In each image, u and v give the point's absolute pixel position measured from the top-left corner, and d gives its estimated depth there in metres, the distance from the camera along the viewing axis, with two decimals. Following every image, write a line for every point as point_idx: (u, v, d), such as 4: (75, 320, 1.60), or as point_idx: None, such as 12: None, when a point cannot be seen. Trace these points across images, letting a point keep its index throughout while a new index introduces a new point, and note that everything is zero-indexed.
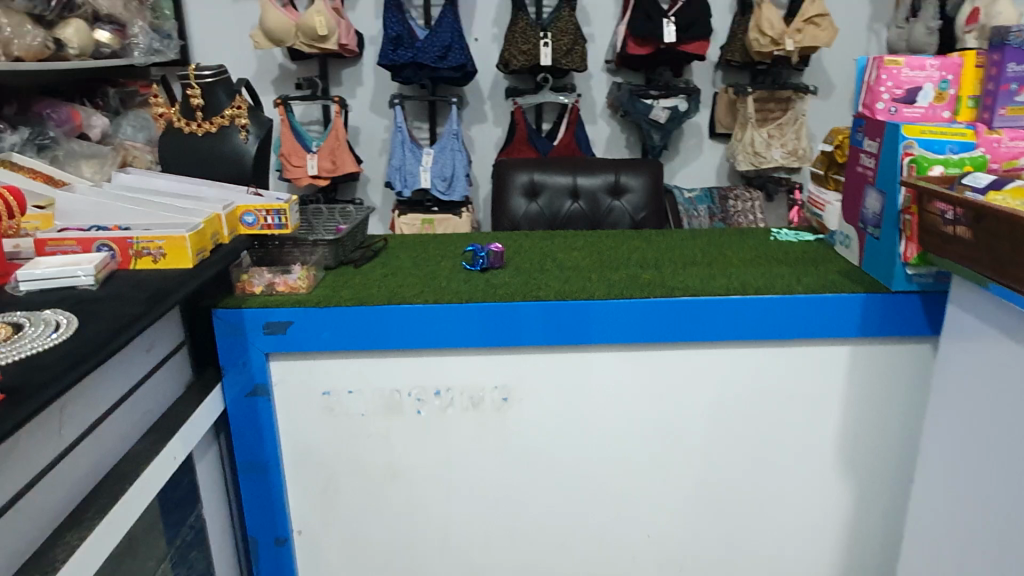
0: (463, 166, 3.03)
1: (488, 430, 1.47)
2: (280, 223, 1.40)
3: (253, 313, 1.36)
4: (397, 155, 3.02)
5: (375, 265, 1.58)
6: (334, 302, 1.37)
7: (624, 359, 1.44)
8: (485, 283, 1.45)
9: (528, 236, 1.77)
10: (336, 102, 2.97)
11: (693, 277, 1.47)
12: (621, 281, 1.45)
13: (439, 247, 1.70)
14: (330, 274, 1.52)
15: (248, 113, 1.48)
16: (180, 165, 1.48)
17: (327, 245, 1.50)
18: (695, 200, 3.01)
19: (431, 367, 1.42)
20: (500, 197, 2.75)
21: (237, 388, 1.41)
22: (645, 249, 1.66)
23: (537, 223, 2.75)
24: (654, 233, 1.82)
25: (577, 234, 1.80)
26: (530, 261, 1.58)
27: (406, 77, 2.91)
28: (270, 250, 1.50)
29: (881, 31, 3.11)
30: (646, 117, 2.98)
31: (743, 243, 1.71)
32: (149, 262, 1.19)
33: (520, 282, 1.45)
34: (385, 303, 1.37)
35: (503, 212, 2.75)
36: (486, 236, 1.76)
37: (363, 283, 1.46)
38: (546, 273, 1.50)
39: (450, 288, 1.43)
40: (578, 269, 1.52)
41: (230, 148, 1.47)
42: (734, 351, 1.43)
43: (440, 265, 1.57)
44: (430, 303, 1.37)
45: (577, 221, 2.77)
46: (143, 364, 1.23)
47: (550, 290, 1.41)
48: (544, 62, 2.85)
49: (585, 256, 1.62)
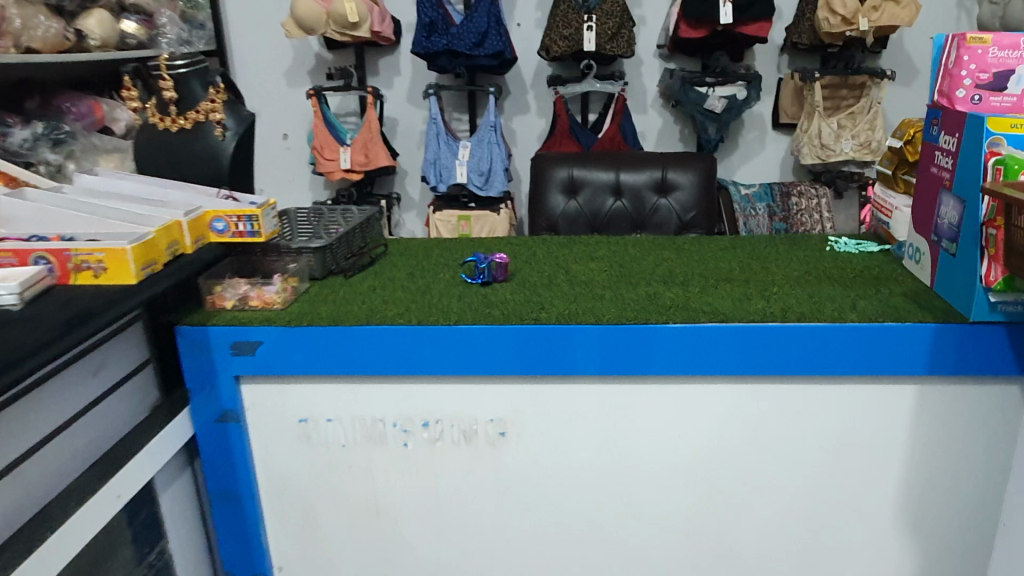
0: (501, 160, 2.84)
1: (482, 468, 1.29)
2: (252, 229, 1.25)
3: (219, 331, 1.22)
4: (431, 148, 2.85)
5: (366, 276, 1.42)
6: (307, 321, 1.21)
7: (639, 394, 1.23)
8: (481, 300, 1.27)
9: (542, 245, 1.58)
10: (370, 93, 2.84)
11: (725, 298, 1.25)
12: (638, 302, 1.24)
13: (443, 255, 1.53)
14: (316, 285, 1.37)
15: (224, 106, 1.34)
16: (156, 165, 1.36)
17: (312, 253, 1.35)
18: (753, 197, 2.73)
19: (418, 396, 1.25)
20: (537, 194, 2.56)
21: (206, 413, 1.28)
22: (675, 262, 1.45)
23: (576, 223, 2.55)
24: (688, 240, 1.60)
25: (599, 240, 1.60)
26: (538, 275, 1.39)
27: (441, 66, 2.74)
28: (250, 259, 1.37)
29: (972, 7, 2.75)
30: (701, 107, 2.73)
31: (793, 255, 1.47)
32: (90, 277, 1.06)
33: (522, 300, 1.26)
34: (363, 324, 1.20)
35: (540, 211, 2.55)
36: (498, 245, 1.59)
37: (345, 298, 1.30)
38: (552, 290, 1.31)
39: (438, 305, 1.25)
40: (589, 285, 1.33)
41: (205, 146, 1.33)
42: (771, 387, 1.21)
43: (437, 278, 1.39)
44: (413, 323, 1.20)
45: (620, 221, 2.56)
46: (88, 389, 1.11)
47: (552, 310, 1.22)
48: (588, 48, 2.63)
49: (603, 268, 1.42)
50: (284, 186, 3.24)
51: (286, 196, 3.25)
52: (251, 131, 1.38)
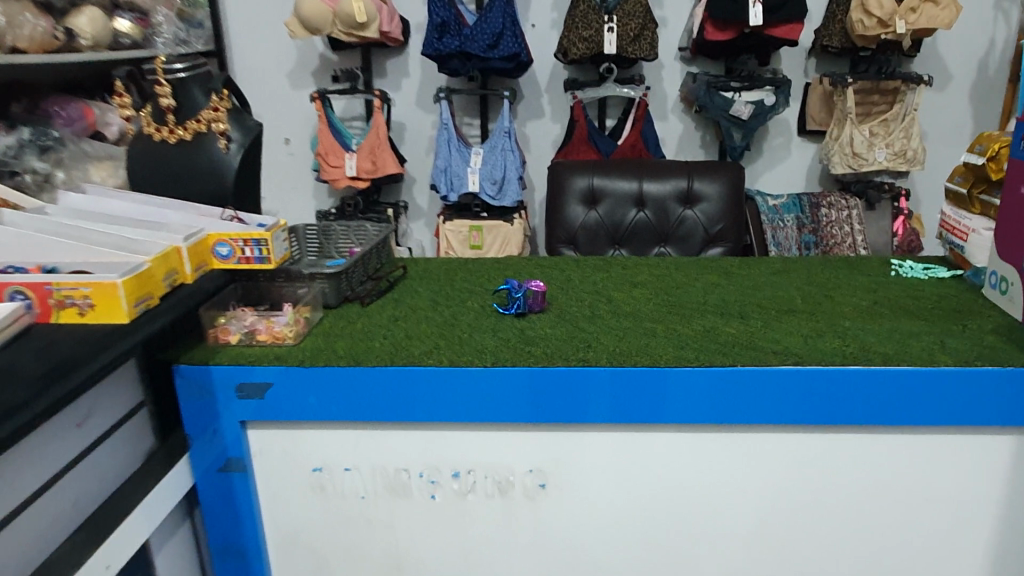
0: (515, 168, 2.69)
1: (518, 523, 1.15)
2: (259, 253, 1.11)
3: (223, 372, 1.07)
4: (442, 155, 2.70)
5: (385, 304, 1.28)
6: (323, 360, 1.07)
7: (698, 443, 1.09)
8: (518, 335, 1.13)
9: (576, 268, 1.44)
10: (377, 97, 2.70)
11: (794, 335, 1.11)
12: (697, 339, 1.10)
13: (469, 279, 1.39)
14: (331, 317, 1.22)
15: (228, 116, 1.19)
16: (151, 180, 1.21)
17: (325, 279, 1.21)
18: (781, 208, 2.59)
19: (449, 444, 1.11)
20: (556, 205, 2.42)
21: (207, 460, 1.13)
22: (727, 289, 1.31)
23: (597, 235, 2.41)
24: (736, 262, 1.46)
25: (639, 262, 1.46)
26: (577, 305, 1.25)
27: (453, 69, 2.59)
28: (257, 285, 1.23)
29: (1011, 9, 2.62)
30: (726, 113, 2.59)
31: (856, 279, 1.34)
32: (74, 315, 0.92)
33: (565, 336, 1.12)
34: (387, 365, 1.06)
35: (559, 223, 2.41)
36: (528, 268, 1.45)
37: (365, 331, 1.15)
38: (596, 323, 1.17)
39: (470, 341, 1.11)
40: (635, 317, 1.19)
41: (207, 160, 1.19)
42: (847, 437, 1.07)
43: (465, 306, 1.25)
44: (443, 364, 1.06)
45: (642, 234, 2.42)
46: (73, 443, 0.96)
47: (600, 349, 1.07)
48: (608, 50, 2.48)
49: (648, 296, 1.28)
50: (286, 192, 3.09)
51: (288, 204, 3.11)
52: (258, 143, 1.23)
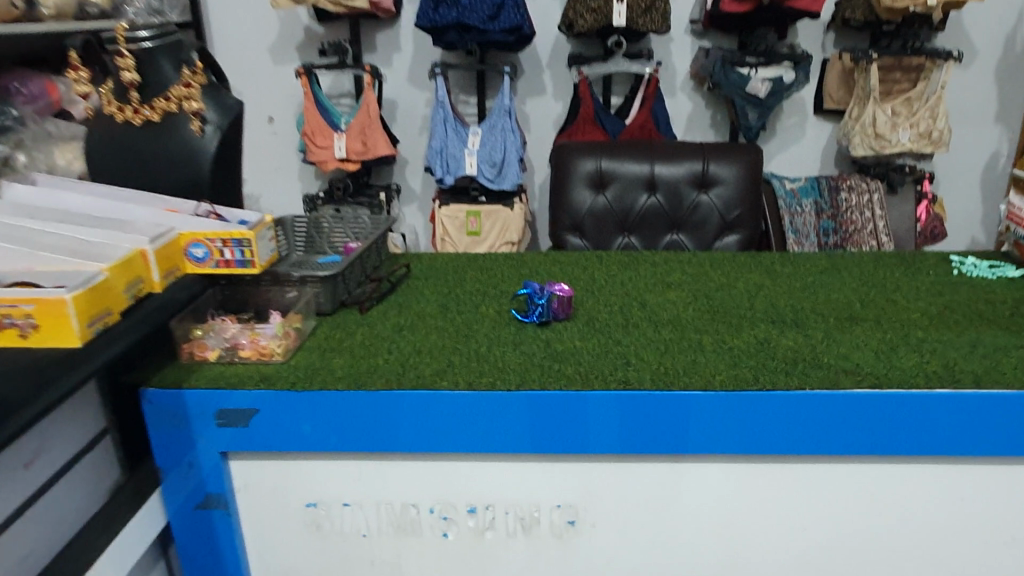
0: (515, 149, 2.52)
1: (543, 564, 1.01)
2: (240, 255, 0.94)
3: (199, 396, 0.91)
4: (437, 135, 2.52)
5: (388, 310, 1.12)
6: (318, 383, 0.91)
7: (753, 475, 0.95)
8: (544, 349, 0.98)
9: (599, 266, 1.28)
10: (367, 72, 2.51)
11: (862, 351, 0.96)
12: (752, 353, 0.96)
13: (479, 279, 1.23)
14: (325, 327, 1.06)
15: (203, 93, 1.02)
16: (112, 169, 1.03)
17: (321, 282, 1.06)
18: (799, 192, 2.44)
19: (465, 478, 0.96)
20: (559, 190, 2.17)
21: (182, 496, 0.97)
22: (774, 292, 1.16)
23: (605, 223, 2.16)
24: (776, 257, 1.31)
25: (668, 259, 1.31)
26: (606, 311, 1.10)
27: (449, 42, 2.40)
28: (241, 289, 1.08)
29: None
30: (742, 90, 2.40)
31: (914, 280, 1.20)
32: (15, 338, 0.75)
33: (599, 351, 0.97)
34: (396, 388, 0.91)
35: (562, 210, 2.16)
36: (548, 265, 1.30)
37: (368, 343, 1.01)
38: (633, 334, 1.02)
39: (491, 358, 0.96)
40: (677, 325, 1.04)
41: (179, 145, 1.02)
42: (924, 468, 0.94)
43: (480, 312, 1.10)
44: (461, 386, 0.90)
45: (653, 221, 2.17)
46: (18, 489, 0.80)
47: (644, 367, 0.93)
48: (618, 23, 2.29)
49: (686, 301, 1.13)
50: (271, 175, 2.90)
51: (273, 187, 2.92)
52: (236, 125, 1.06)
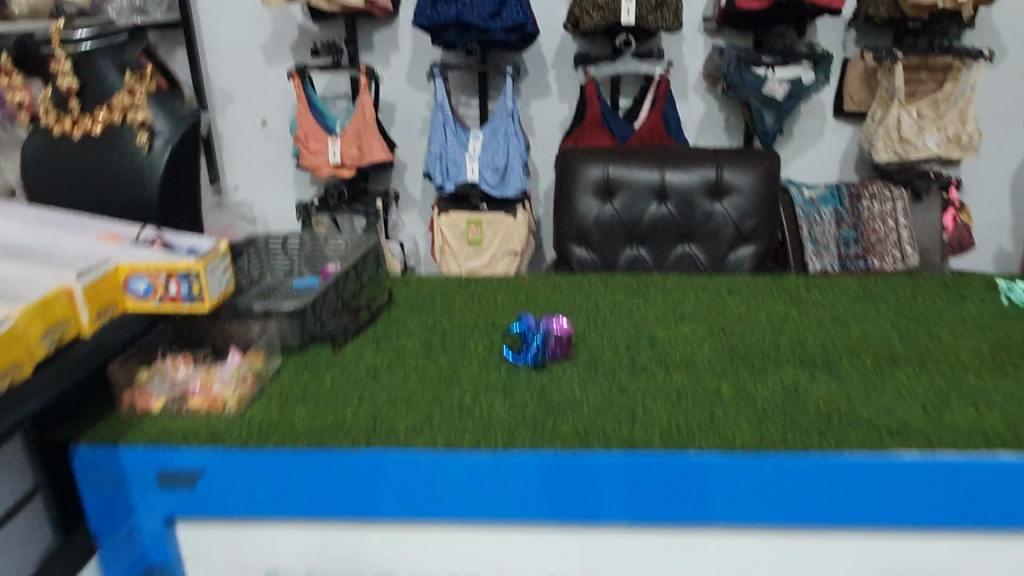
0: (518, 154, 2.34)
1: None
2: (187, 290, 0.82)
3: (138, 456, 0.78)
4: (436, 140, 2.34)
5: (364, 346, 1.00)
6: (275, 441, 0.78)
7: (786, 552, 0.80)
8: (538, 401, 0.85)
9: (604, 293, 1.15)
10: (363, 74, 2.38)
11: (908, 403, 0.83)
12: (781, 408, 0.82)
13: (469, 308, 1.11)
14: (289, 370, 0.93)
15: (151, 101, 0.89)
16: (53, 189, 0.91)
17: (287, 316, 0.95)
18: (818, 200, 2.24)
19: (446, 549, 0.82)
20: (565, 198, 1.93)
21: (123, 565, 0.85)
22: (800, 326, 1.02)
23: (612, 233, 1.93)
24: (802, 282, 1.18)
25: (679, 283, 1.17)
26: (610, 350, 0.96)
27: (449, 42, 2.24)
28: (199, 324, 0.96)
29: None
30: (758, 92, 2.21)
31: (960, 311, 1.06)
32: None
33: (602, 404, 0.84)
34: (361, 449, 0.77)
35: (567, 218, 1.92)
36: (546, 290, 1.18)
37: (338, 389, 0.89)
38: (640, 380, 0.88)
39: (476, 413, 0.83)
40: (691, 368, 0.91)
41: (124, 160, 0.89)
42: (990, 544, 0.78)
43: (467, 349, 0.98)
44: (439, 450, 0.77)
45: (664, 232, 1.93)
46: None
47: (653, 425, 0.79)
48: (626, 21, 2.11)
49: (701, 335, 1.00)
50: (264, 179, 2.74)
51: (266, 191, 2.75)
52: (189, 139, 0.92)
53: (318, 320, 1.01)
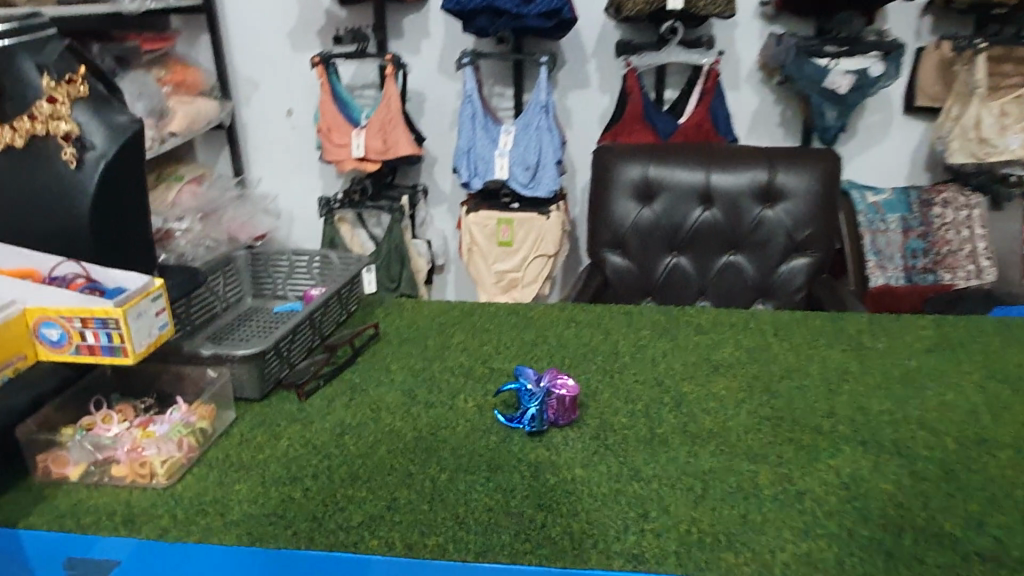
0: (554, 150, 1.80)
1: None
2: (106, 338, 0.68)
3: (40, 545, 0.65)
4: (462, 133, 1.82)
5: (337, 396, 0.85)
6: (198, 537, 0.64)
7: None
8: (531, 484, 0.69)
9: (627, 333, 0.97)
10: (387, 62, 1.79)
11: (1005, 512, 0.64)
12: (836, 509, 0.64)
13: (468, 347, 0.95)
14: (243, 427, 0.79)
15: (79, 108, 0.74)
16: None
17: (246, 361, 0.82)
18: (883, 206, 1.85)
19: None
20: (597, 199, 1.61)
21: None
22: (864, 389, 0.83)
23: (651, 239, 1.60)
24: (864, 321, 0.99)
25: (717, 322, 1.00)
26: (626, 414, 0.79)
27: (479, 29, 1.84)
28: (144, 368, 0.82)
29: None
30: (820, 86, 1.81)
31: None
32: None
33: (608, 494, 0.67)
34: (301, 548, 0.62)
35: (599, 221, 1.61)
36: (561, 326, 1.00)
37: (295, 454, 0.75)
38: (660, 461, 0.71)
39: (450, 499, 0.67)
40: (726, 444, 0.74)
41: (50, 179, 0.75)
42: None
43: (456, 408, 0.82)
44: (396, 553, 0.61)
45: (708, 239, 1.60)
46: None
47: (669, 528, 0.62)
48: (674, 6, 1.77)
49: (738, 397, 0.82)
50: (284, 178, 2.13)
51: (284, 195, 2.15)
52: (127, 156, 0.77)
53: (286, 363, 0.87)
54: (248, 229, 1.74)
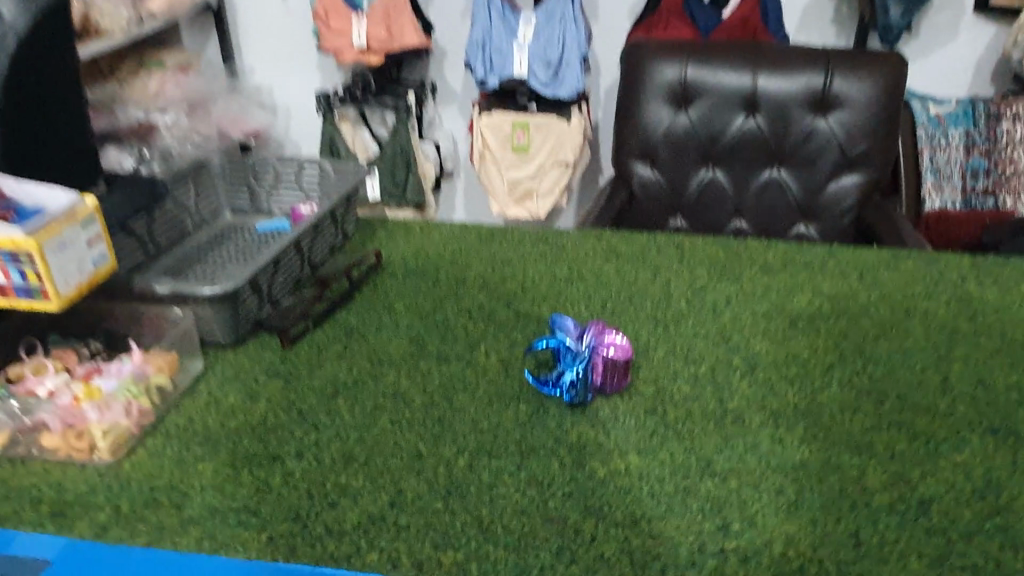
0: (581, 45, 1.51)
1: None
2: (19, 277, 0.52)
3: None
4: (476, 22, 1.52)
5: (330, 342, 0.69)
6: (147, 542, 0.49)
7: None
8: (574, 477, 0.54)
9: (681, 272, 0.81)
10: None
11: None
12: (973, 532, 0.49)
13: (488, 285, 0.78)
14: (212, 383, 0.64)
15: None
16: None
17: (217, 303, 0.66)
18: (947, 118, 1.48)
19: None
20: (623, 97, 1.26)
21: None
22: (982, 357, 0.66)
23: (685, 154, 1.26)
24: (967, 263, 0.82)
25: (788, 261, 0.83)
26: (688, 381, 0.64)
27: None
28: (89, 307, 0.66)
29: None
30: None
31: None
32: None
33: (674, 495, 0.52)
34: (275, 567, 0.47)
35: (620, 124, 1.27)
36: (599, 261, 0.83)
37: (276, 420, 0.60)
38: (737, 450, 0.56)
39: (472, 496, 0.52)
40: (818, 427, 0.58)
41: None
42: None
43: (475, 365, 0.66)
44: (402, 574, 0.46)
45: (749, 152, 1.25)
46: None
47: (758, 551, 0.48)
48: None
49: (825, 362, 0.66)
50: (281, 69, 1.81)
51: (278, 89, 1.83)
52: (40, 36, 0.59)
53: (267, 300, 0.71)
54: (239, 123, 1.50)
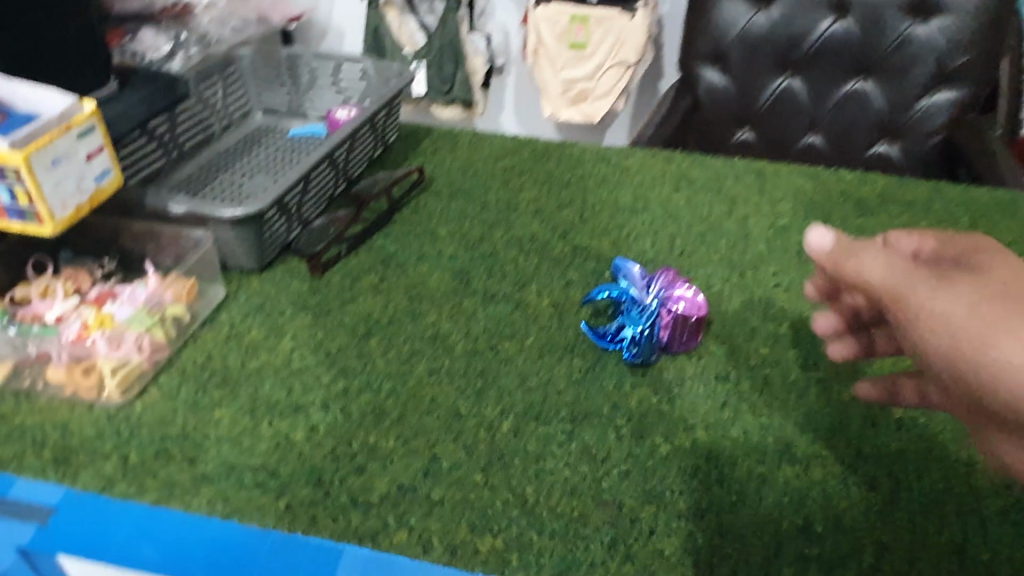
0: None
1: None
2: (8, 197, 0.45)
3: None
4: None
5: (364, 271, 0.63)
6: (156, 500, 0.44)
7: None
8: (632, 453, 0.47)
9: (761, 206, 0.71)
10: None
11: None
12: None
13: (541, 211, 0.70)
14: (235, 313, 0.58)
15: None
16: None
17: (240, 226, 0.59)
18: None
19: None
20: None
21: None
22: None
23: (761, 58, 1.09)
24: None
25: (884, 199, 0.72)
26: (766, 342, 0.56)
27: None
28: (103, 225, 0.59)
29: None
30: None
31: None
32: None
33: (748, 482, 0.46)
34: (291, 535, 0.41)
35: (689, 21, 1.09)
36: (668, 188, 0.73)
37: (302, 362, 0.54)
38: (822, 431, 0.49)
39: (516, 469, 0.46)
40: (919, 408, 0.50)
41: None
42: None
43: (523, 307, 0.59)
44: (434, 560, 0.41)
45: (834, 60, 1.07)
46: None
47: (843, 560, 0.41)
48: None
49: None
50: None
51: None
52: None
53: (297, 221, 0.64)
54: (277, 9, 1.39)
